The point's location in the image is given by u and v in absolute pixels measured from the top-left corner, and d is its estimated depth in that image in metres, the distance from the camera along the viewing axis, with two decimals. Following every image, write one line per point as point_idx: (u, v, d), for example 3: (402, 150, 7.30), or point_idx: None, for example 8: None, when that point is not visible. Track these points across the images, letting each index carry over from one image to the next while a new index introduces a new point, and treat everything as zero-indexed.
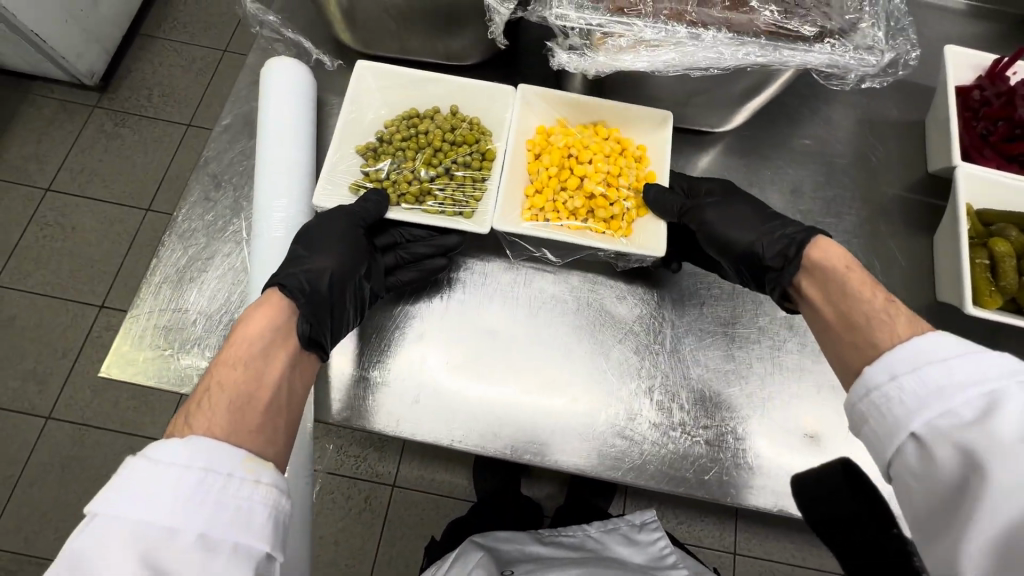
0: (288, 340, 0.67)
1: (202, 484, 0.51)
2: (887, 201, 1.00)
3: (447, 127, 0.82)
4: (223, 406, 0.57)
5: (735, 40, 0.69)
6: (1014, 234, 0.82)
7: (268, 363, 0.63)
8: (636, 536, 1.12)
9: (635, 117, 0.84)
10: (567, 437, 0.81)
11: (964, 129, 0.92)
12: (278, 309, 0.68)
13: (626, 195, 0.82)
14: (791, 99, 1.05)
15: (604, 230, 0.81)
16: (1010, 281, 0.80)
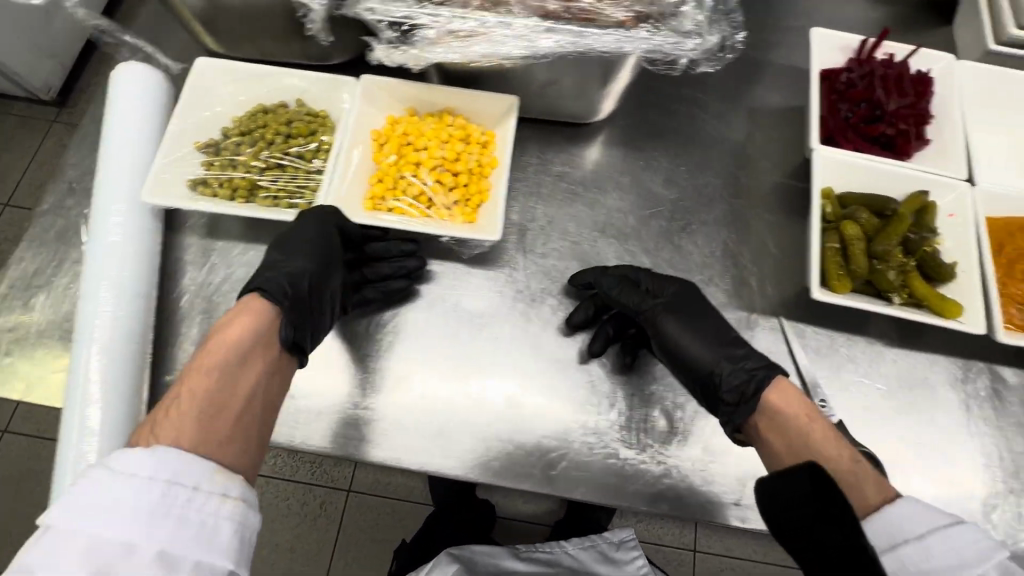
0: (264, 349, 0.68)
1: (163, 501, 0.54)
2: (763, 188, 0.99)
3: (284, 120, 0.80)
4: (193, 417, 0.60)
5: (545, 28, 0.68)
6: (864, 216, 0.81)
7: (243, 375, 0.65)
8: (614, 555, 1.02)
9: (481, 102, 0.85)
10: (513, 443, 0.80)
11: (829, 112, 0.90)
12: (258, 315, 0.70)
13: (467, 180, 0.82)
14: (669, 88, 1.04)
15: (445, 217, 0.81)
16: (859, 264, 0.79)
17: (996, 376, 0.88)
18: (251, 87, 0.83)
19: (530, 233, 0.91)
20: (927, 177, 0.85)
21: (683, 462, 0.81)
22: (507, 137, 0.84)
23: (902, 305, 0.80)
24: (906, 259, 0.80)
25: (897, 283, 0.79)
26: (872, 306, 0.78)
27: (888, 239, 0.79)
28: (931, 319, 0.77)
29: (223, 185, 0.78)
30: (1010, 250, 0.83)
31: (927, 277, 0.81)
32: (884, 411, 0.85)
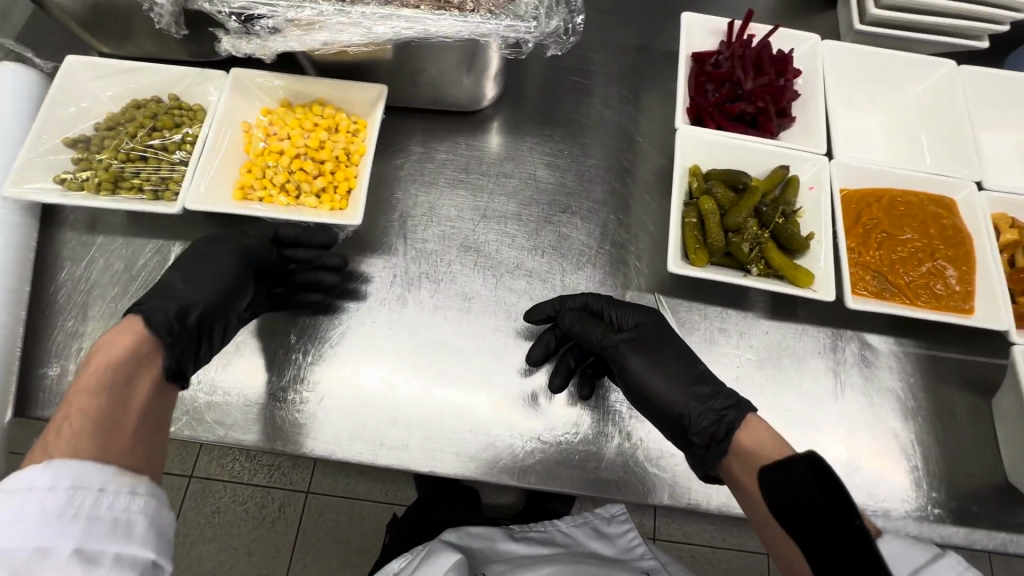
0: (151, 367, 0.65)
1: (69, 505, 0.49)
2: (645, 171, 1.01)
3: (151, 115, 0.82)
4: (88, 433, 0.55)
5: (379, 14, 0.70)
6: (719, 191, 0.83)
7: (132, 392, 0.61)
8: (607, 529, 1.06)
9: (351, 90, 0.87)
10: (490, 448, 0.82)
11: (696, 94, 0.93)
12: (140, 335, 0.66)
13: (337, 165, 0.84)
14: (556, 76, 1.07)
15: (316, 202, 0.82)
16: (716, 237, 0.81)
17: (865, 344, 0.90)
18: (121, 84, 0.85)
19: (410, 220, 0.93)
20: (786, 153, 0.88)
21: (553, 437, 0.83)
22: (376, 121, 0.86)
23: (760, 276, 0.82)
24: (761, 232, 0.83)
25: (753, 254, 0.82)
26: (729, 278, 0.80)
27: (741, 212, 0.82)
28: (784, 288, 0.80)
29: (88, 178, 0.79)
30: (864, 220, 0.86)
31: (784, 248, 0.84)
32: (755, 380, 0.88)
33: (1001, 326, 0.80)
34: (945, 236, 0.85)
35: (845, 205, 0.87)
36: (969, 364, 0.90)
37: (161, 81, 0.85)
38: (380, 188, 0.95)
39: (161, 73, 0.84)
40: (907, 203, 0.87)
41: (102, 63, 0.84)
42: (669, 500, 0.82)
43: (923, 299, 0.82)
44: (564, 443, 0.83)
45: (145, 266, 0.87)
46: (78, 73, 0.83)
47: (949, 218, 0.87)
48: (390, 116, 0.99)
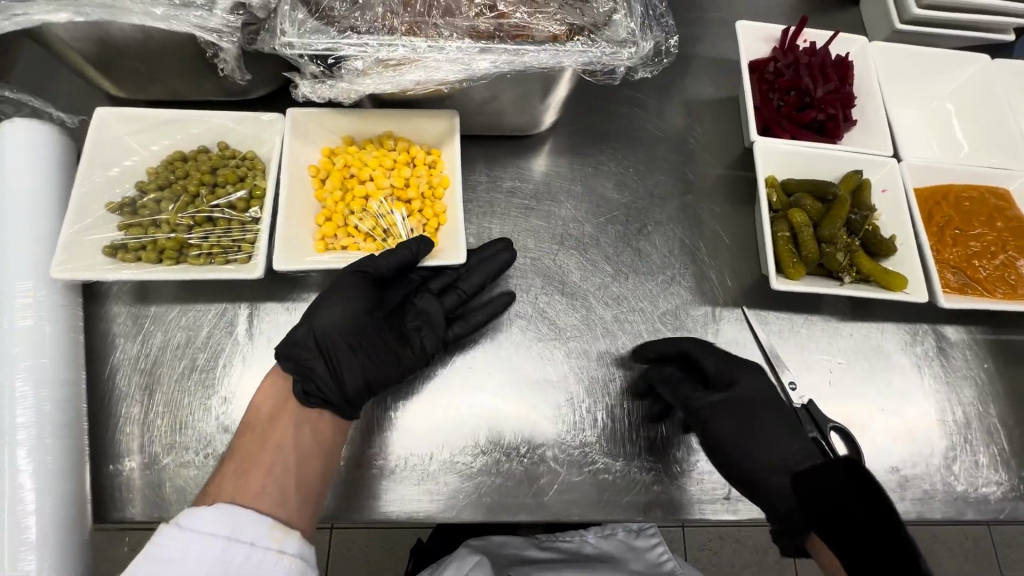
0: (288, 402, 0.72)
1: (226, 556, 0.57)
2: (709, 181, 1.00)
3: (210, 169, 0.74)
4: (232, 478, 0.66)
5: (479, 48, 0.65)
6: (808, 202, 0.84)
7: (274, 432, 0.70)
8: (635, 541, 1.02)
9: (421, 124, 0.81)
10: (608, 488, 0.79)
11: (763, 103, 0.93)
12: (276, 382, 0.73)
13: (422, 206, 0.78)
14: (608, 90, 1.04)
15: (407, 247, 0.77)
16: (810, 249, 0.81)
17: (940, 336, 0.94)
18: (166, 136, 0.76)
19: None
20: (860, 157, 0.89)
21: (670, 466, 0.81)
22: (455, 154, 0.80)
23: (853, 283, 0.83)
24: (851, 240, 0.83)
25: (846, 263, 0.82)
26: (827, 289, 0.81)
27: (833, 223, 0.82)
28: (881, 294, 0.81)
29: (149, 248, 0.71)
30: (938, 218, 0.88)
31: (871, 252, 0.85)
32: (847, 383, 0.89)
33: None
34: (1011, 227, 0.89)
35: (919, 205, 0.89)
36: None
37: (212, 129, 0.76)
38: None
39: (212, 121, 0.76)
40: (973, 197, 0.90)
41: (143, 113, 0.74)
42: None
43: (1000, 291, 0.86)
44: (681, 472, 0.81)
45: (211, 334, 0.78)
46: (117, 127, 0.74)
47: (1011, 209, 0.90)
48: None
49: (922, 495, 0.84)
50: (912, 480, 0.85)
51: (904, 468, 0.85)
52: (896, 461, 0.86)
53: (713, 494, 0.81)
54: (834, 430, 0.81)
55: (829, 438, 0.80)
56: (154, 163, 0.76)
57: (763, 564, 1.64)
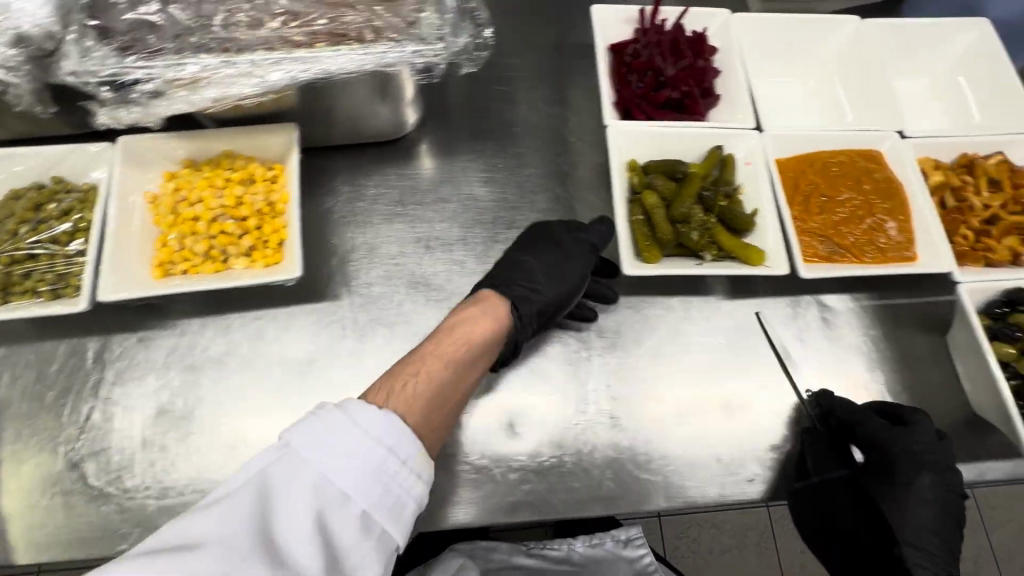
0: (502, 335, 0.78)
1: (382, 467, 0.59)
2: (584, 169, 0.99)
3: (36, 205, 0.73)
4: (422, 393, 0.67)
5: (271, 59, 0.64)
6: (660, 183, 0.83)
7: (482, 354, 0.75)
8: (622, 552, 1.03)
9: (257, 138, 0.81)
10: (476, 492, 0.78)
11: (621, 86, 0.90)
12: (487, 314, 0.78)
13: (260, 223, 0.77)
14: (476, 87, 1.02)
15: (247, 266, 0.76)
16: (664, 232, 0.80)
17: (823, 306, 0.92)
18: None
19: (351, 264, 0.88)
20: (718, 132, 0.87)
21: (541, 464, 0.80)
22: (294, 166, 0.79)
23: (715, 260, 0.82)
24: (707, 217, 0.82)
25: (704, 241, 0.81)
26: (684, 270, 0.79)
27: (684, 202, 0.81)
28: (740, 270, 0.79)
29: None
30: (803, 186, 0.87)
31: (732, 229, 0.84)
32: (726, 364, 0.87)
33: (944, 268, 0.83)
34: (879, 188, 0.87)
35: (783, 175, 0.88)
36: (922, 306, 0.93)
37: (38, 165, 0.75)
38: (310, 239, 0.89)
39: (36, 157, 0.75)
40: (841, 161, 0.88)
41: None
42: (666, 504, 0.79)
43: (870, 254, 0.84)
44: (553, 470, 0.80)
45: (62, 371, 0.78)
46: None
47: (880, 171, 0.88)
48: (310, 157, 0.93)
49: None
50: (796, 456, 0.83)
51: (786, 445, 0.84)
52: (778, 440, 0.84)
53: (586, 488, 0.79)
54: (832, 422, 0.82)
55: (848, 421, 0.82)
56: None
57: (744, 547, 1.61)
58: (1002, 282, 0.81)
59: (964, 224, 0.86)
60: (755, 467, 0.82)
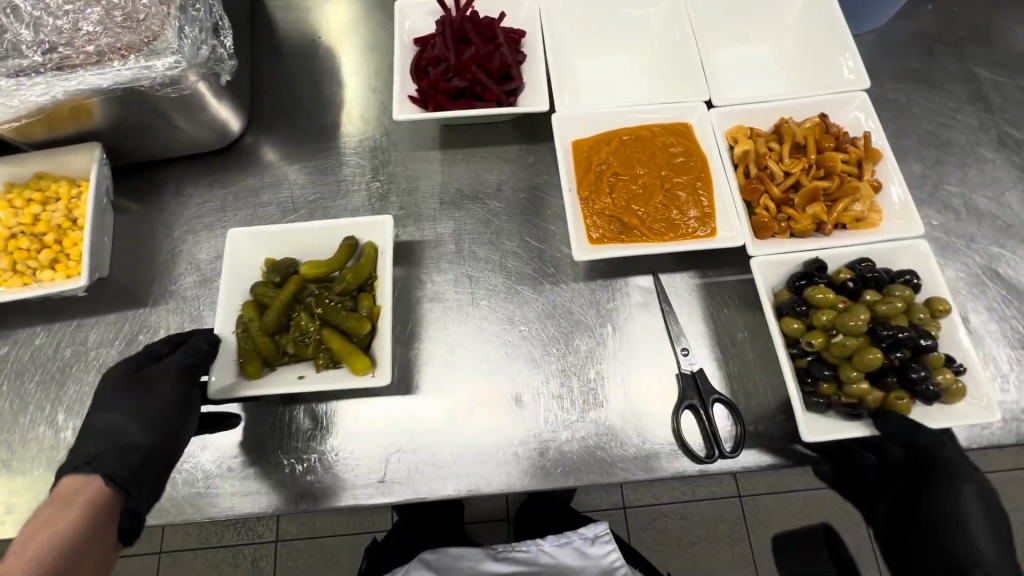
0: (103, 517, 0.69)
1: None
2: (407, 163, 1.00)
3: None
4: None
5: (14, 84, 0.70)
6: (259, 295, 0.85)
7: (93, 537, 0.67)
8: (589, 549, 1.10)
9: (65, 158, 0.87)
10: (276, 486, 0.81)
11: (418, 78, 0.91)
12: (77, 505, 0.68)
13: (57, 238, 0.83)
14: (308, 91, 1.05)
15: (44, 278, 0.82)
16: (264, 343, 0.82)
17: (638, 289, 0.90)
18: None
19: (174, 270, 0.93)
20: (352, 224, 0.90)
21: (328, 454, 0.82)
22: (90, 183, 0.85)
23: (324, 366, 0.82)
24: (309, 325, 0.83)
25: (312, 347, 0.82)
26: (279, 384, 0.81)
27: (274, 313, 0.83)
28: (339, 380, 0.81)
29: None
30: (594, 166, 0.85)
31: (347, 331, 0.83)
32: (531, 350, 0.87)
33: (739, 242, 0.79)
34: (675, 164, 0.84)
35: (576, 156, 0.86)
36: (747, 282, 0.89)
37: None
38: (138, 249, 0.95)
39: None
40: (637, 138, 0.86)
41: None
42: (456, 491, 0.80)
43: (662, 232, 0.81)
44: (347, 464, 0.81)
45: None
46: None
47: (680, 145, 0.85)
48: (142, 171, 0.99)
49: (604, 458, 0.81)
50: (591, 443, 0.81)
51: (583, 431, 0.82)
52: (575, 428, 0.82)
53: (366, 478, 0.80)
54: (717, 402, 0.81)
55: (708, 408, 0.80)
56: None
57: (713, 538, 1.55)
58: (794, 255, 0.77)
59: (765, 193, 0.81)
60: (548, 455, 0.81)
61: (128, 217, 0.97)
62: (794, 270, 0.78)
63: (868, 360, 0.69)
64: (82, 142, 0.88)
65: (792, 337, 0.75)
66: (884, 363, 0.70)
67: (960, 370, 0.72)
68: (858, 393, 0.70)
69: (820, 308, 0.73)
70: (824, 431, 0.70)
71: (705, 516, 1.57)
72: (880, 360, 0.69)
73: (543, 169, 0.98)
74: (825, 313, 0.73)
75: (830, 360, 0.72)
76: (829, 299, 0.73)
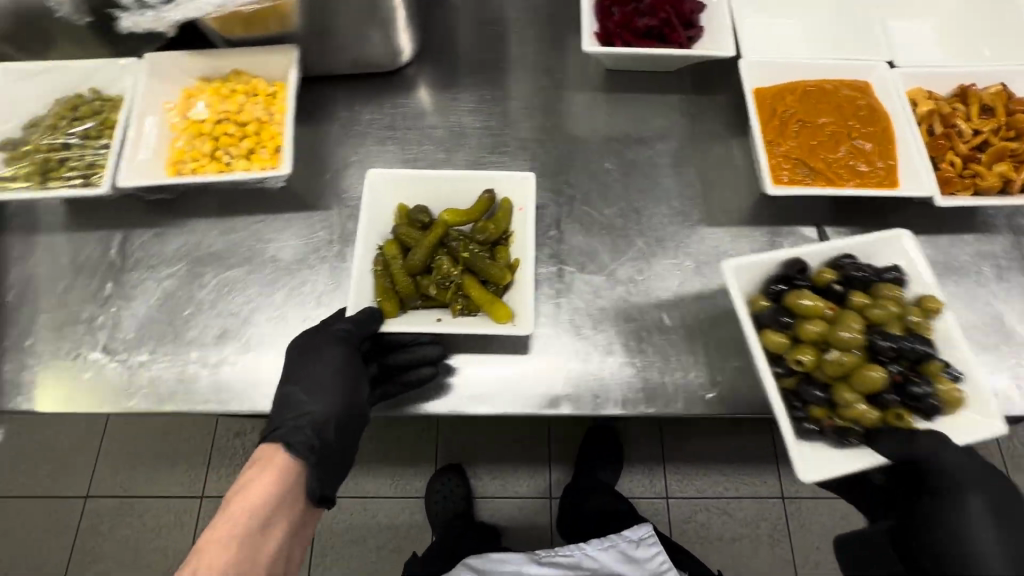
0: (292, 495, 0.75)
1: None
2: (568, 104, 1.02)
3: (72, 107, 0.85)
4: None
5: None
6: (403, 235, 0.86)
7: (283, 509, 0.74)
8: (634, 552, 1.11)
9: (266, 59, 0.91)
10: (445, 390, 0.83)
11: (603, 18, 0.93)
12: (274, 475, 0.74)
13: (256, 128, 0.86)
14: (471, 27, 1.08)
15: (241, 164, 0.85)
16: (405, 285, 0.82)
17: (801, 237, 0.92)
18: (44, 85, 0.89)
19: (344, 179, 0.96)
20: (491, 176, 0.90)
21: (521, 368, 0.84)
22: (289, 81, 0.89)
23: (461, 313, 0.84)
24: (450, 270, 0.84)
25: (451, 295, 0.84)
26: (420, 323, 0.83)
27: (420, 256, 0.83)
28: (478, 326, 0.81)
29: (24, 174, 0.84)
30: (780, 112, 0.87)
31: (484, 278, 0.85)
32: (697, 285, 0.89)
33: (926, 193, 0.80)
34: (860, 116, 0.86)
35: (760, 102, 0.88)
36: None
37: (78, 77, 0.88)
38: (310, 156, 0.98)
39: (77, 71, 0.88)
40: (822, 89, 0.88)
41: (24, 69, 0.88)
42: (622, 409, 0.82)
43: (847, 179, 0.83)
44: (514, 376, 0.84)
45: (92, 255, 0.90)
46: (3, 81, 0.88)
47: (863, 99, 0.87)
48: (313, 84, 1.02)
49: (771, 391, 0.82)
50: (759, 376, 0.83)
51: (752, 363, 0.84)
52: (743, 361, 0.84)
53: (556, 394, 0.83)
54: None
55: None
56: (37, 111, 0.89)
57: (754, 538, 1.54)
58: (769, 258, 0.77)
59: (951, 150, 0.83)
60: (717, 384, 0.83)
61: (298, 125, 1.00)
62: (767, 272, 0.79)
63: (868, 379, 0.69)
64: (277, 44, 0.92)
65: (777, 353, 0.73)
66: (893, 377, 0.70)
67: (959, 378, 0.71)
68: (855, 416, 0.69)
69: (805, 318, 0.73)
70: (823, 467, 0.69)
71: (749, 518, 1.56)
72: (882, 377, 0.69)
73: (705, 118, 1.00)
74: (812, 324, 0.72)
75: (822, 381, 0.72)
76: (816, 308, 0.72)
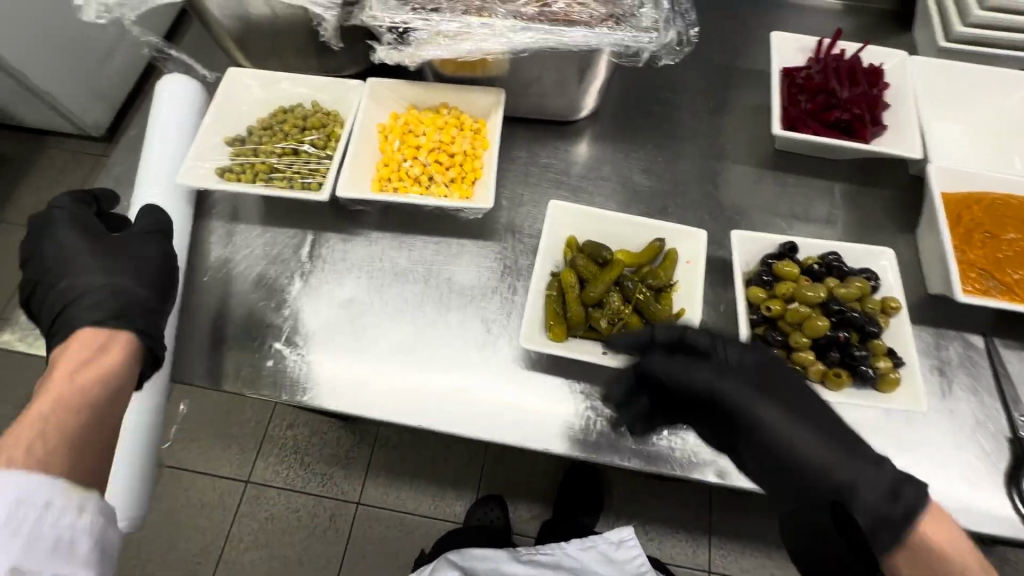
0: (127, 367, 0.70)
1: (15, 520, 0.55)
2: (735, 176, 1.06)
3: (302, 117, 0.95)
4: (53, 445, 0.60)
5: (521, 27, 0.82)
6: (581, 264, 0.85)
7: (122, 379, 0.68)
8: (614, 554, 1.09)
9: (472, 97, 0.97)
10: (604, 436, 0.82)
11: (790, 104, 1.00)
12: (104, 345, 0.70)
13: (461, 160, 0.93)
14: (647, 90, 1.14)
15: (443, 191, 0.92)
16: (575, 312, 0.81)
17: (969, 344, 0.90)
18: (279, 94, 0.99)
19: (515, 214, 1.01)
20: (666, 225, 0.89)
21: None
22: (495, 121, 0.96)
23: (624, 352, 0.81)
24: (621, 308, 0.82)
25: (616, 331, 0.81)
26: (585, 354, 0.80)
27: (597, 286, 0.82)
28: (642, 366, 0.78)
29: (246, 171, 0.92)
30: (966, 220, 0.88)
31: (651, 324, 0.83)
32: None
33: None
34: None
35: (945, 206, 0.90)
36: None
37: (309, 91, 0.98)
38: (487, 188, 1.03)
39: (311, 86, 0.98)
40: (1009, 202, 0.90)
41: (266, 78, 0.98)
42: None
43: None
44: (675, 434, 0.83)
45: (282, 249, 0.96)
46: (245, 85, 0.98)
47: None
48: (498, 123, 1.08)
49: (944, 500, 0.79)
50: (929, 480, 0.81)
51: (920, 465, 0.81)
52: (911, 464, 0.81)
53: (702, 455, 0.82)
54: None
55: None
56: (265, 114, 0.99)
57: None
58: (770, 238, 0.88)
59: None
60: None
61: None
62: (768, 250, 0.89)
63: (816, 328, 0.79)
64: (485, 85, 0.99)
65: (756, 305, 0.85)
66: (832, 337, 0.79)
67: (901, 364, 0.79)
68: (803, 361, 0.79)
69: (784, 279, 0.84)
70: None
71: None
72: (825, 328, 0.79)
73: (874, 210, 1.02)
74: (788, 284, 0.83)
75: (784, 330, 0.82)
76: (794, 273, 0.84)
